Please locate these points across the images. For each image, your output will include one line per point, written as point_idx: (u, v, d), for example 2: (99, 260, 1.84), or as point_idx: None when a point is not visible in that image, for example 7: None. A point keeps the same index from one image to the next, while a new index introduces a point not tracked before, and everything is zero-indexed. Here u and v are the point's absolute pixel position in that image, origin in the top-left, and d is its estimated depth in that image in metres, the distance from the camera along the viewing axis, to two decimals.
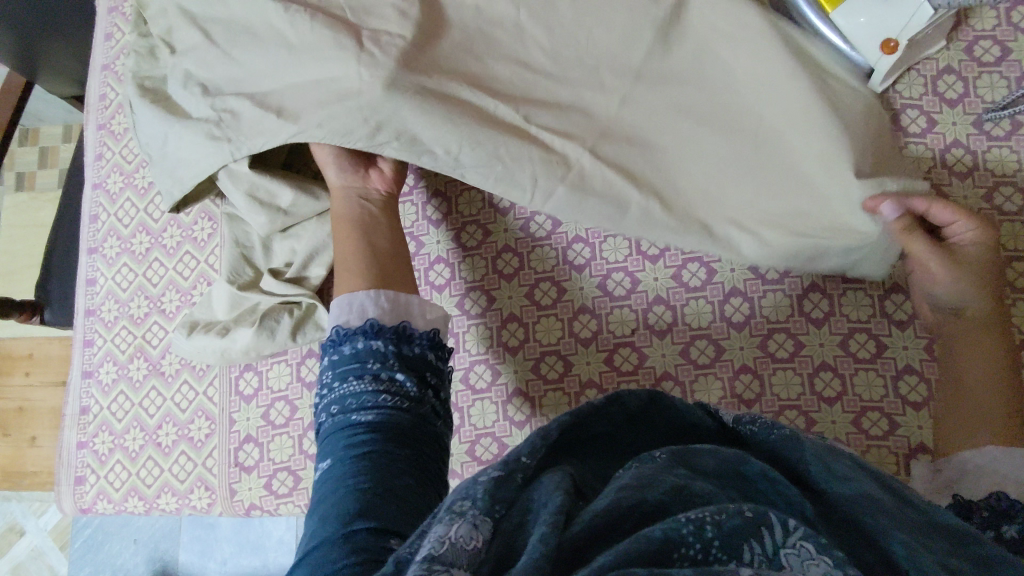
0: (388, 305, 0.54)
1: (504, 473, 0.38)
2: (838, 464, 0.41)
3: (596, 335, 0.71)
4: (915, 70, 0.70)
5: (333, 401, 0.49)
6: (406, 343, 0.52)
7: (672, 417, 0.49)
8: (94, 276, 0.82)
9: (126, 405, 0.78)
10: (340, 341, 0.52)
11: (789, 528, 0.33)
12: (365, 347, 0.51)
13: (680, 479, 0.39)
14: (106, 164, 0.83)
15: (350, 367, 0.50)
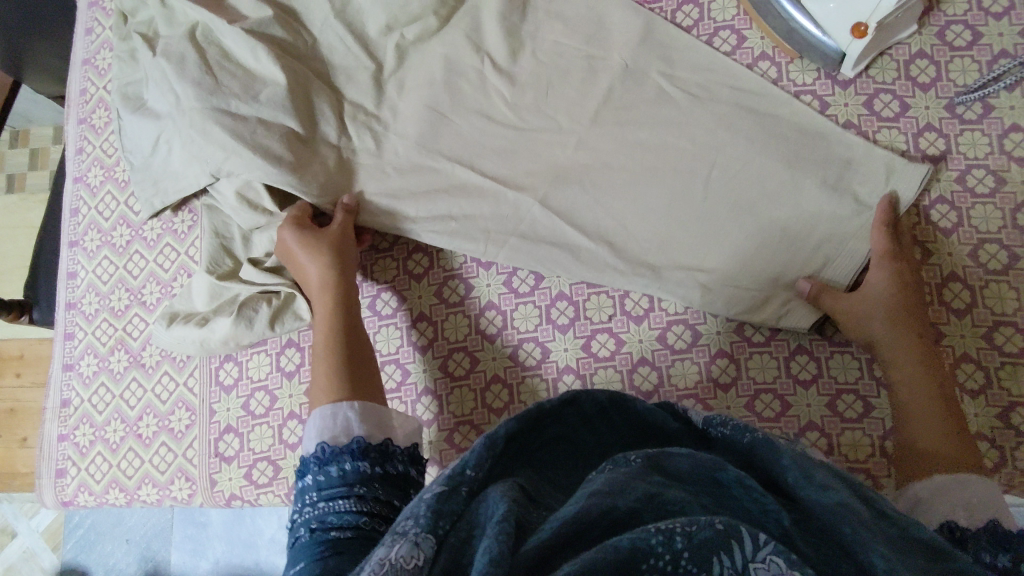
0: (370, 418, 0.54)
1: (447, 488, 0.40)
2: (812, 472, 0.41)
3: (573, 322, 0.71)
4: (887, 55, 0.70)
5: (316, 499, 0.48)
6: (388, 464, 0.51)
7: (631, 417, 0.52)
8: (75, 269, 0.82)
9: (106, 397, 0.78)
10: (324, 461, 0.50)
11: (760, 544, 0.33)
12: (350, 468, 0.49)
13: (655, 485, 0.39)
14: (87, 157, 0.83)
15: (337, 490, 0.48)
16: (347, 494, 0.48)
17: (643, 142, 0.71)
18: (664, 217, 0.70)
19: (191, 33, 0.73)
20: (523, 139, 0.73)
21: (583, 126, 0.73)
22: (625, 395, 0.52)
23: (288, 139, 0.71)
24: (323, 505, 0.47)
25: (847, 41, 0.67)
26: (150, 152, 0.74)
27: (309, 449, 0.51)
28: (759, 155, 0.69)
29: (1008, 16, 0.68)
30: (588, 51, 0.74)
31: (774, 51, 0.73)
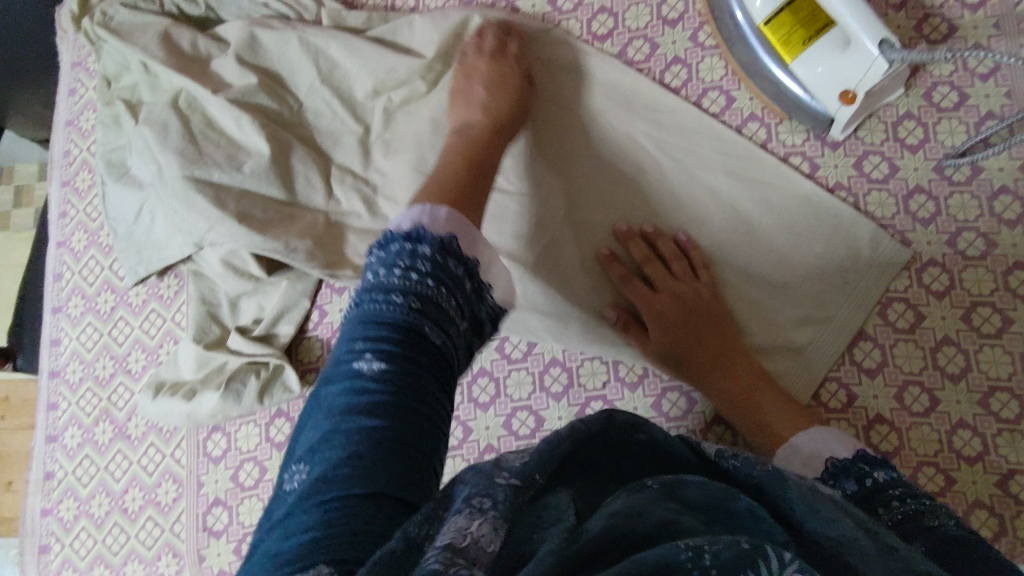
0: (462, 230, 0.48)
1: (521, 482, 0.41)
2: (818, 504, 0.41)
3: (567, 389, 0.71)
4: (875, 116, 0.70)
5: (413, 258, 0.44)
6: (477, 302, 0.47)
7: (651, 447, 0.51)
8: (59, 337, 0.80)
9: (91, 469, 0.76)
10: (443, 248, 0.45)
11: (785, 562, 0.32)
12: (458, 273, 0.45)
13: (672, 513, 0.39)
14: (71, 221, 0.82)
15: (398, 255, 0.44)
16: (445, 287, 0.44)
17: (633, 212, 0.73)
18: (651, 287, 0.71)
19: (175, 102, 0.73)
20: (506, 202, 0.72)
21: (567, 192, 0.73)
22: (640, 417, 0.52)
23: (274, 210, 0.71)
24: (420, 284, 0.43)
25: (837, 107, 0.66)
26: (133, 220, 0.74)
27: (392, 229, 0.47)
28: (744, 225, 0.70)
29: (995, 76, 0.68)
30: (574, 116, 0.75)
31: (763, 112, 0.72)
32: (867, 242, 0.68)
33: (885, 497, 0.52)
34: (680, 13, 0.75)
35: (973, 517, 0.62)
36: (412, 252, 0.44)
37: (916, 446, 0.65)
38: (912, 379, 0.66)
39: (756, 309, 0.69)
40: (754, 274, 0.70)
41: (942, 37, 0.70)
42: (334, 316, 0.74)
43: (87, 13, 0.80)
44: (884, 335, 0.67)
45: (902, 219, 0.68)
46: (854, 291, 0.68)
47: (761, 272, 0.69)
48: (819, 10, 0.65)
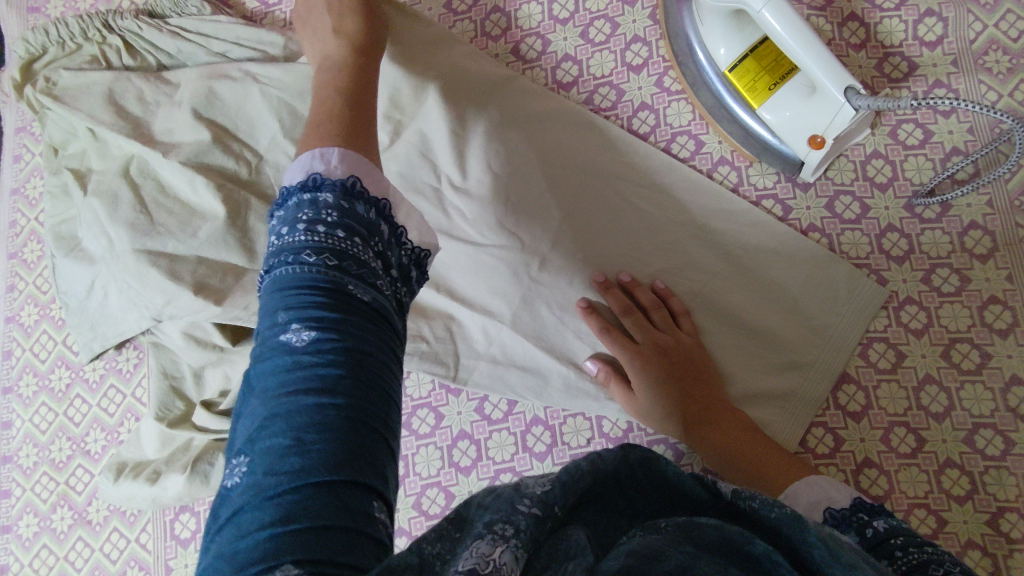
0: (360, 172, 0.43)
1: (541, 511, 0.38)
2: (840, 551, 0.39)
3: (551, 448, 0.69)
4: (844, 156, 0.70)
5: (315, 217, 0.40)
6: (394, 248, 0.44)
7: (661, 482, 0.49)
8: (10, 418, 0.76)
9: (49, 560, 0.71)
10: (346, 196, 0.41)
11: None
12: (369, 219, 0.42)
13: (687, 557, 0.36)
14: (19, 295, 0.78)
15: (302, 213, 0.41)
16: (357, 236, 0.41)
17: (610, 259, 0.71)
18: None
19: (126, 170, 0.70)
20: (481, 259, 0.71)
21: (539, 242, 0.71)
22: (655, 454, 0.49)
23: (235, 278, 0.67)
24: (327, 236, 0.40)
25: (805, 152, 0.66)
26: (85, 295, 0.71)
27: (289, 184, 0.43)
28: (716, 265, 0.70)
29: (955, 114, 0.69)
30: (546, 165, 0.73)
31: (732, 155, 0.72)
32: (844, 281, 0.67)
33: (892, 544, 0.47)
34: (645, 60, 0.75)
35: (968, 558, 0.61)
36: (314, 202, 0.41)
37: (906, 488, 0.63)
38: (897, 420, 0.65)
39: (731, 352, 0.69)
40: (725, 315, 0.69)
41: (902, 76, 0.71)
42: None
43: (29, 80, 0.77)
44: (867, 377, 0.66)
45: (876, 258, 0.68)
46: (834, 333, 0.67)
47: (743, 315, 0.68)
48: (782, 56, 0.66)
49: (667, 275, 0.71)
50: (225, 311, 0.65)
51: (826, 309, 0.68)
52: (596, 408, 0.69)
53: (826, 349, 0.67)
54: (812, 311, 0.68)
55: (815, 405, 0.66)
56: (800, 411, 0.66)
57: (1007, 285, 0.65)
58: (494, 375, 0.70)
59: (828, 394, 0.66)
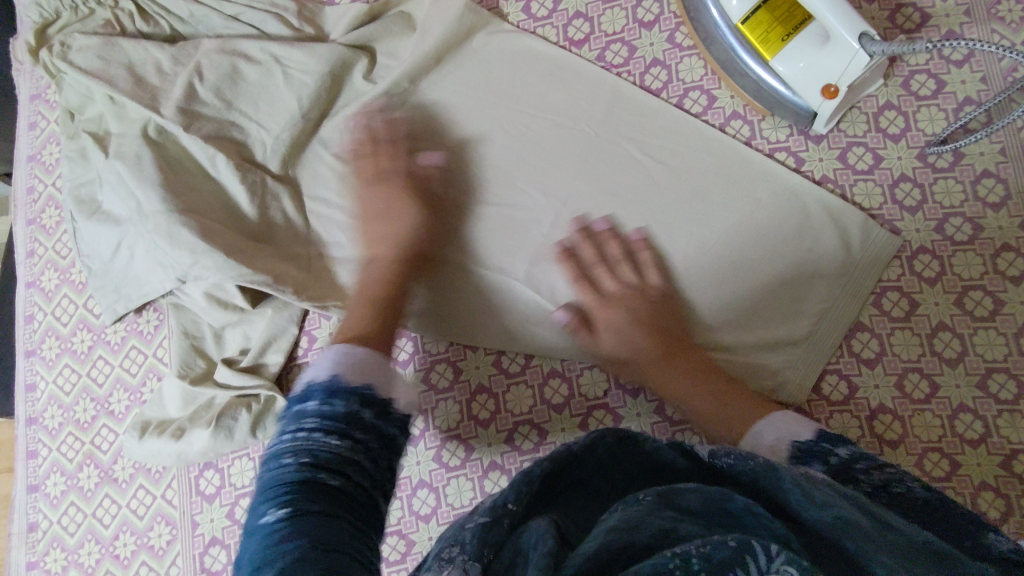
0: (358, 370, 0.54)
1: (490, 519, 0.40)
2: (813, 489, 0.40)
3: (568, 400, 0.69)
4: (857, 108, 0.71)
5: (300, 420, 0.50)
6: (388, 432, 0.52)
7: (639, 459, 0.49)
8: (34, 381, 0.77)
9: (78, 517, 0.73)
10: (332, 391, 0.51)
11: (773, 556, 0.31)
12: (352, 412, 0.50)
13: (668, 521, 0.38)
14: (39, 260, 0.79)
15: (322, 406, 0.50)
16: (350, 431, 0.49)
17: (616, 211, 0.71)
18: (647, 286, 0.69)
19: (145, 132, 0.71)
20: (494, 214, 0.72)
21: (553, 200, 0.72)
22: (630, 431, 0.49)
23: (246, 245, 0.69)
24: (306, 437, 0.49)
25: (819, 101, 0.66)
26: (112, 255, 0.72)
27: (315, 381, 0.52)
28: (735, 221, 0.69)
29: (968, 63, 0.69)
30: (555, 121, 0.74)
31: (744, 110, 0.73)
32: (859, 220, 0.68)
33: (853, 473, 0.50)
34: (656, 17, 0.76)
35: (981, 500, 0.62)
36: (311, 408, 0.50)
37: (919, 433, 0.64)
38: (911, 366, 0.66)
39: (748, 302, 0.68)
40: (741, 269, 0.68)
41: (916, 27, 0.71)
42: (324, 340, 0.73)
43: (44, 44, 0.77)
44: (880, 325, 0.67)
45: (890, 208, 0.69)
46: (847, 277, 0.68)
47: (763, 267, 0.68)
48: (795, 8, 0.66)
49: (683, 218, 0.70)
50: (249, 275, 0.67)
51: (842, 259, 0.68)
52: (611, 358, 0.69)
53: (840, 298, 0.68)
54: (829, 259, 0.68)
55: (829, 351, 0.67)
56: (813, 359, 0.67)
57: (1020, 232, 0.66)
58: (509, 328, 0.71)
59: (842, 337, 0.67)
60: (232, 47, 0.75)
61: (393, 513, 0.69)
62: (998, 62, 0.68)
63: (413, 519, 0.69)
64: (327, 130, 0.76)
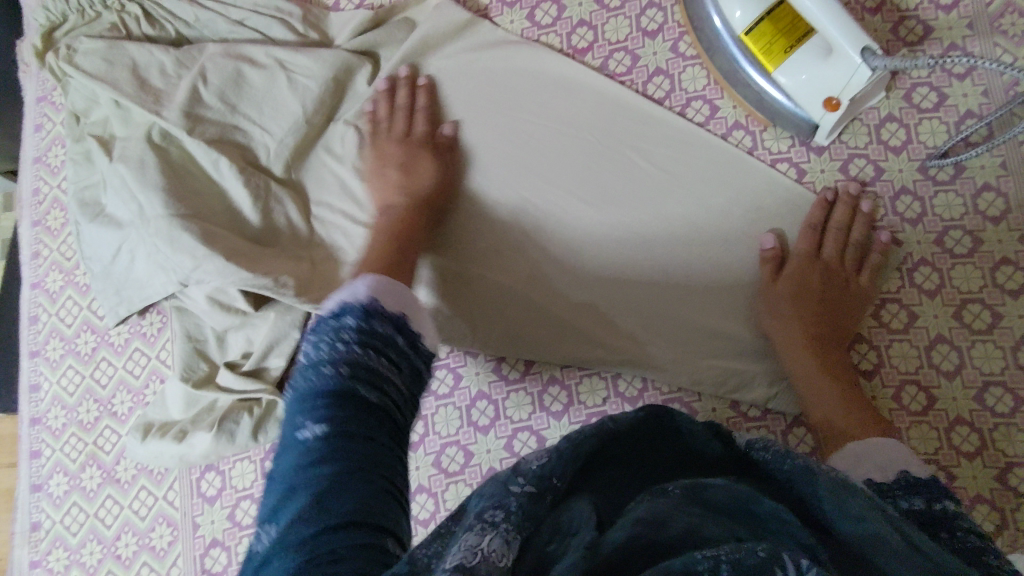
0: (389, 292, 0.49)
1: (535, 489, 0.39)
2: (848, 502, 0.38)
3: (567, 408, 0.70)
4: (859, 119, 0.71)
5: (337, 333, 0.45)
6: (411, 356, 0.48)
7: (676, 442, 0.50)
8: (38, 381, 0.78)
9: (80, 517, 0.73)
10: (369, 312, 0.47)
11: (805, 569, 0.31)
12: (386, 334, 0.47)
13: (694, 520, 0.38)
14: (44, 261, 0.80)
15: (327, 330, 0.46)
16: (371, 347, 0.45)
17: (621, 223, 0.71)
18: (651, 296, 0.70)
19: (149, 136, 0.71)
20: (497, 224, 0.73)
21: (555, 208, 0.72)
22: (665, 408, 0.50)
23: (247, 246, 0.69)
24: (349, 350, 0.44)
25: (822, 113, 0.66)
26: (112, 260, 0.72)
27: (336, 305, 0.48)
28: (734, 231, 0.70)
29: (970, 76, 0.69)
30: (559, 131, 0.74)
31: (746, 120, 0.73)
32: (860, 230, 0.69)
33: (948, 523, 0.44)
34: (660, 26, 0.76)
35: (976, 512, 0.62)
36: (341, 324, 0.46)
37: (915, 445, 0.65)
38: (908, 379, 0.66)
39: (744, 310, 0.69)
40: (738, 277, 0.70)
41: (919, 39, 0.71)
42: None
43: (51, 48, 0.77)
44: (879, 337, 0.68)
45: (890, 221, 0.69)
46: (845, 287, 0.68)
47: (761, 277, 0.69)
48: (798, 20, 0.66)
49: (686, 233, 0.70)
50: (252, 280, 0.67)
51: (840, 271, 0.68)
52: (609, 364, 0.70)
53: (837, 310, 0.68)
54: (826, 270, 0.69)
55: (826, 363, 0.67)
56: None
57: (1019, 246, 0.66)
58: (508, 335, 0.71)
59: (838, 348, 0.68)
60: (237, 51, 0.75)
61: None
62: (1000, 76, 0.69)
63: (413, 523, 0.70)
64: (331, 135, 0.77)
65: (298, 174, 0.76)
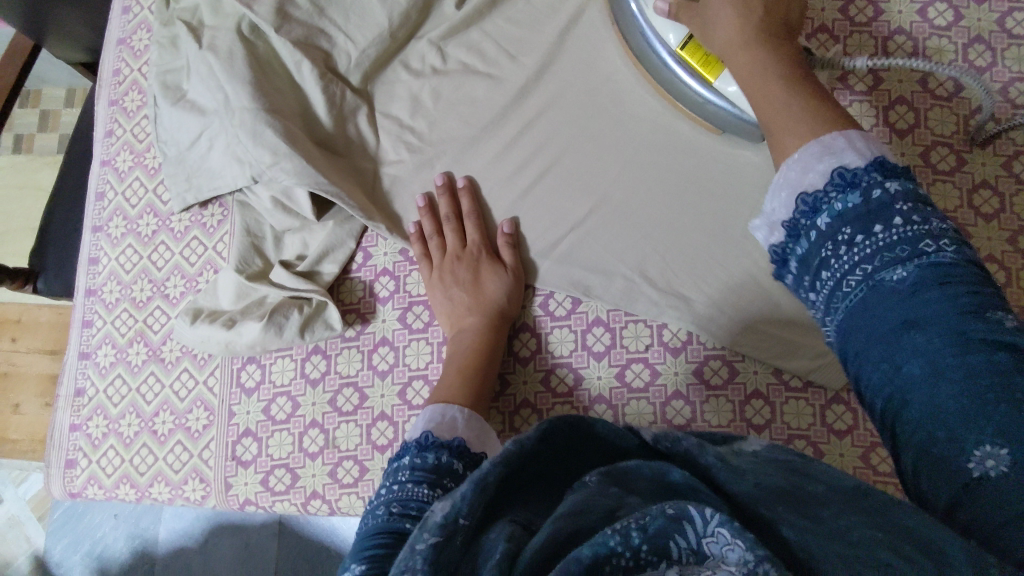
0: (455, 425, 0.57)
1: (441, 539, 0.34)
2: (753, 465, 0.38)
3: (609, 351, 0.69)
4: (947, 107, 0.69)
5: (395, 475, 0.50)
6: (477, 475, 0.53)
7: (595, 443, 0.44)
8: (97, 255, 0.80)
9: (122, 389, 0.76)
10: (425, 448, 0.52)
11: (708, 518, 0.30)
12: (442, 462, 0.51)
13: (617, 499, 0.36)
14: (117, 141, 0.82)
15: (398, 468, 0.51)
16: (437, 485, 0.48)
17: (682, 175, 0.70)
18: (706, 252, 0.69)
19: (238, 28, 0.71)
20: (561, 162, 0.73)
21: (625, 154, 0.72)
22: (585, 415, 0.44)
23: (316, 151, 0.70)
24: (401, 489, 0.48)
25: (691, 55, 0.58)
26: (189, 144, 0.74)
27: (415, 438, 0.55)
28: None
29: None
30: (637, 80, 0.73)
31: (833, 93, 0.71)
32: None
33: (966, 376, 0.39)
34: None
35: None
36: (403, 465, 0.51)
37: None
38: None
39: None
40: None
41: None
42: (379, 259, 0.75)
43: None
44: None
45: (965, 213, 0.67)
46: None
47: None
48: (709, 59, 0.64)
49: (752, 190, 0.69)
50: (310, 179, 0.67)
51: None
52: (654, 315, 0.69)
53: None
54: None
55: None
56: None
57: None
58: (556, 271, 0.71)
59: None
60: None
61: None
62: None
63: None
64: (410, 53, 0.77)
65: (372, 87, 0.76)
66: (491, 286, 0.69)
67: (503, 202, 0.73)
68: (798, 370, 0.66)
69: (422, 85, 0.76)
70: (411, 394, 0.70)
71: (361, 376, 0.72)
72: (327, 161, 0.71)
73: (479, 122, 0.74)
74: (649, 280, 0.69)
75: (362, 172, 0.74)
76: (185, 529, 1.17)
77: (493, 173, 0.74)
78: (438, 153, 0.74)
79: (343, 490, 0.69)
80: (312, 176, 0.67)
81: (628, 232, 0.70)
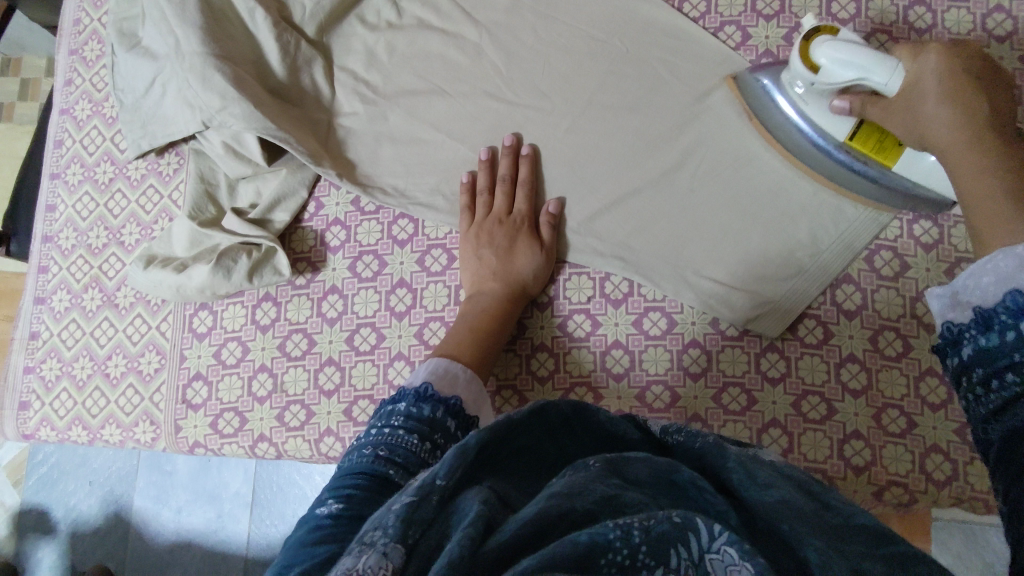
0: (442, 376, 0.58)
1: (415, 498, 0.35)
2: (757, 470, 0.39)
3: (553, 301, 0.72)
4: None
5: (389, 417, 0.51)
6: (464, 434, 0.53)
7: (595, 427, 0.46)
8: (54, 203, 0.81)
9: (76, 333, 0.77)
10: (422, 398, 0.53)
11: (715, 535, 0.31)
12: (437, 417, 0.52)
13: (616, 487, 0.36)
14: (76, 89, 0.82)
15: (390, 412, 0.52)
16: (418, 433, 0.49)
17: (630, 129, 0.72)
18: (652, 203, 0.70)
19: None
20: (511, 114, 0.74)
21: (574, 109, 0.73)
22: (587, 401, 0.46)
23: (264, 97, 0.70)
24: (390, 434, 0.49)
25: (915, 70, 0.54)
26: (144, 91, 0.75)
27: (414, 386, 0.56)
28: (744, 148, 0.69)
29: (1011, 39, 0.68)
30: (588, 34, 0.74)
31: (778, 51, 0.72)
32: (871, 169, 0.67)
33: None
34: None
35: (929, 461, 0.62)
36: (394, 410, 0.52)
37: (883, 388, 0.64)
38: (889, 324, 0.65)
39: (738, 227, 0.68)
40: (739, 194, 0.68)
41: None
42: (330, 209, 0.76)
43: None
44: (867, 280, 0.66)
45: None
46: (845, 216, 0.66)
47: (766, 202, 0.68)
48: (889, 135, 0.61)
49: (697, 145, 0.70)
50: (257, 124, 0.68)
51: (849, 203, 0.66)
52: (598, 263, 0.70)
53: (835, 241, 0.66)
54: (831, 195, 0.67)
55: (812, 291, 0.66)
56: (789, 298, 0.66)
57: None
58: None
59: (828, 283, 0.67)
60: None
61: (369, 378, 0.70)
62: None
63: (387, 387, 0.70)
64: (366, 7, 0.78)
65: (328, 39, 0.77)
66: (468, 254, 0.71)
67: (454, 153, 0.74)
68: (733, 321, 0.67)
69: (376, 37, 0.77)
70: (359, 340, 0.72)
71: (310, 323, 0.73)
72: (277, 108, 0.72)
73: (434, 73, 0.76)
74: (594, 231, 0.71)
75: (316, 122, 0.75)
76: (158, 497, 1.17)
77: (444, 124, 0.75)
78: (390, 105, 0.75)
79: (290, 433, 0.71)
80: (260, 120, 0.68)
81: (574, 184, 0.72)
